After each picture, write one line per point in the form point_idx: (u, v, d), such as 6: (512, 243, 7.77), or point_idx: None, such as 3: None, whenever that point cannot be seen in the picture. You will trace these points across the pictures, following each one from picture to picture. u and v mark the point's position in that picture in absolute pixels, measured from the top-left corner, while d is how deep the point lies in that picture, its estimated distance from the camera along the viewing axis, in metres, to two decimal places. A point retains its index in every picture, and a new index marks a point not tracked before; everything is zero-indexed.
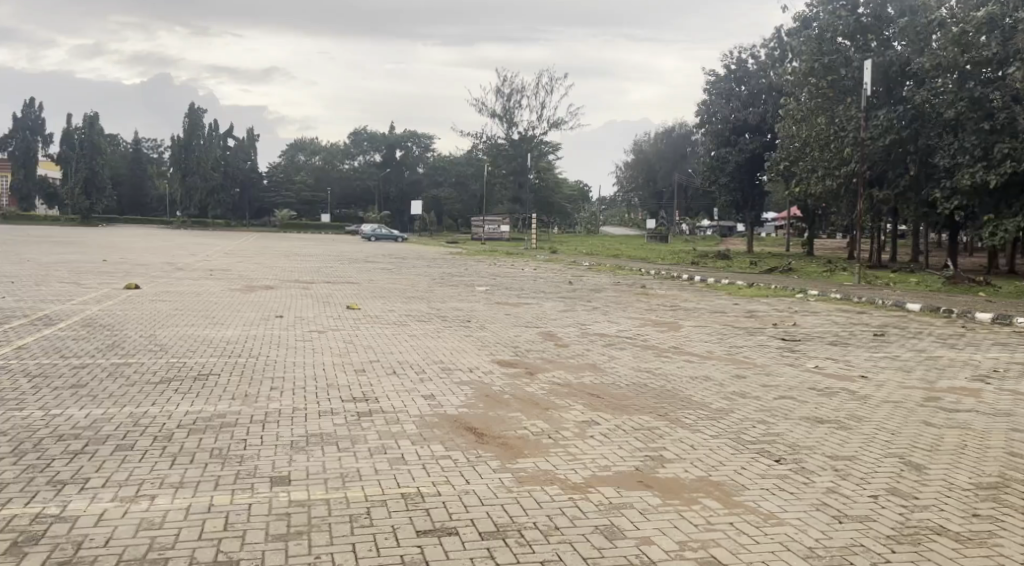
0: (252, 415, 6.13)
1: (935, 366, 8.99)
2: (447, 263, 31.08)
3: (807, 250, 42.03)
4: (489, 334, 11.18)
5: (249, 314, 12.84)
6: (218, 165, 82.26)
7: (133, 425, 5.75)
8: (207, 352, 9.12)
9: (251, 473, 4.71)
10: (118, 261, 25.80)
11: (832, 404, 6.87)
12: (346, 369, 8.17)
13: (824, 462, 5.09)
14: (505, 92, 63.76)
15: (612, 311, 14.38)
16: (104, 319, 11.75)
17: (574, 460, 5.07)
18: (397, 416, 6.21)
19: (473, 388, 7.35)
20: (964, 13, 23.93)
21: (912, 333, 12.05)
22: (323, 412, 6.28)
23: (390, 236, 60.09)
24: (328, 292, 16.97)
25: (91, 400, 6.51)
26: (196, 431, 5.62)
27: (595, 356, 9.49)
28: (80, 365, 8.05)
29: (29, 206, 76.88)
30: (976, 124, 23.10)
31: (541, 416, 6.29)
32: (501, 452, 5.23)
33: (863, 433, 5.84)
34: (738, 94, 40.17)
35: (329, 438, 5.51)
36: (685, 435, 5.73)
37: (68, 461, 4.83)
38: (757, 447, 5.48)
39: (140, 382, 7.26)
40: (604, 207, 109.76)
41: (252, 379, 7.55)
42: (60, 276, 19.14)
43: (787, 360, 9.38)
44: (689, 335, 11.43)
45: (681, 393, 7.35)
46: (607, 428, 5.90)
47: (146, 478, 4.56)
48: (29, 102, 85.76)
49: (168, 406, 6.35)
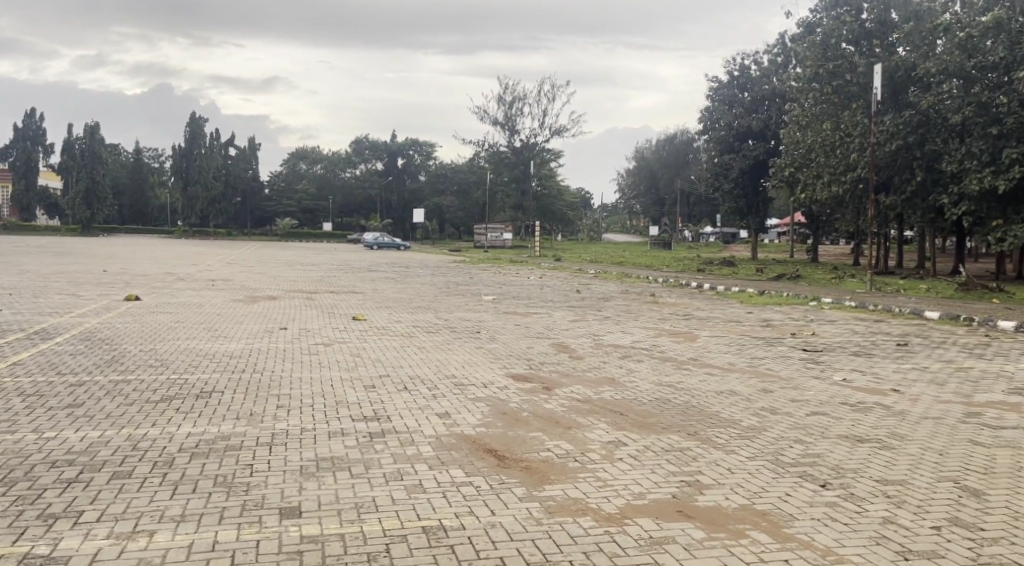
0: (257, 437, 5.80)
1: (968, 379, 8.61)
2: (451, 271, 30.69)
3: (812, 254, 41.65)
4: (501, 346, 10.84)
5: (253, 326, 12.53)
6: (219, 174, 81.85)
7: (132, 449, 5.40)
8: (209, 367, 8.75)
9: (258, 504, 4.36)
10: (119, 271, 25.45)
11: (869, 422, 6.50)
12: (355, 385, 7.81)
13: (873, 487, 4.73)
14: (506, 99, 63.40)
15: (624, 321, 14.03)
16: (104, 332, 11.43)
17: (605, 486, 4.71)
18: (412, 436, 5.86)
19: (489, 405, 7.00)
20: (970, 18, 23.82)
21: (936, 343, 11.68)
22: (333, 433, 5.94)
23: (392, 244, 59.79)
24: (333, 303, 16.64)
25: (88, 421, 6.16)
26: (199, 455, 5.28)
27: (612, 368, 9.12)
28: (77, 382, 7.69)
29: (29, 217, 76.55)
30: (983, 129, 22.60)
31: (564, 436, 5.92)
32: (525, 478, 4.88)
33: (909, 454, 5.48)
34: (741, 100, 39.85)
35: (342, 463, 5.17)
36: (720, 458, 5.37)
37: (61, 492, 4.49)
38: (798, 469, 5.13)
39: (139, 401, 6.90)
40: (605, 214, 109.51)
41: (257, 397, 7.18)
42: (59, 288, 18.78)
43: (813, 372, 9.00)
44: (706, 347, 11.06)
45: (707, 409, 6.98)
46: (635, 450, 5.54)
47: (146, 510, 4.22)
48: (28, 112, 85.23)
49: (169, 428, 6.00)
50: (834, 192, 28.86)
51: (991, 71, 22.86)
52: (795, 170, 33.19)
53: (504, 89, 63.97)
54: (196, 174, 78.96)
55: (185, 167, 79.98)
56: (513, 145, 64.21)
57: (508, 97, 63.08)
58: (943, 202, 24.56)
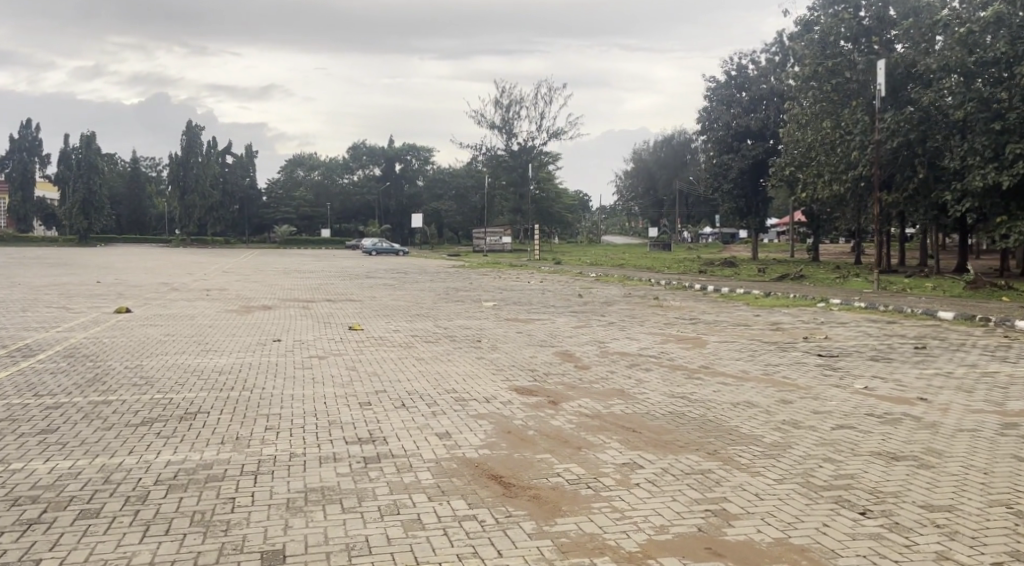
0: (242, 465, 5.34)
1: (996, 385, 8.15)
2: (451, 276, 30.27)
3: (813, 252, 41.23)
4: (503, 356, 10.37)
5: (245, 338, 12.08)
6: (216, 182, 81.47)
7: (103, 482, 4.94)
8: (195, 384, 8.30)
9: (237, 546, 3.91)
10: (113, 283, 24.95)
11: (901, 436, 6.05)
12: (350, 403, 7.35)
13: (919, 515, 4.29)
14: (503, 103, 63.06)
15: (629, 326, 13.58)
16: (89, 348, 10.95)
17: (622, 518, 4.26)
18: (410, 461, 5.41)
19: (492, 423, 6.54)
20: (970, 13, 23.44)
21: (955, 345, 11.25)
22: (325, 458, 5.49)
23: (391, 250, 59.40)
24: (329, 312, 16.17)
25: (59, 450, 5.69)
26: (177, 488, 4.83)
27: (621, 379, 8.65)
28: (53, 404, 7.23)
29: (27, 228, 76.26)
30: (985, 125, 22.15)
31: (574, 458, 5.48)
32: (535, 510, 4.42)
33: (950, 473, 5.04)
34: (739, 100, 39.46)
35: (333, 494, 4.72)
36: (746, 482, 4.91)
37: (18, 536, 4.03)
38: (832, 494, 4.68)
39: (118, 426, 6.42)
40: (604, 216, 109.35)
41: (244, 419, 6.71)
42: (49, 301, 18.30)
43: (831, 380, 8.54)
44: (716, 353, 10.63)
45: (725, 425, 6.52)
46: (654, 473, 5.09)
47: (111, 557, 3.77)
48: (25, 123, 84.74)
49: (147, 455, 5.56)
50: (835, 191, 28.37)
51: (991, 66, 22.38)
52: (796, 169, 32.82)
53: (501, 92, 63.50)
54: (193, 182, 78.67)
55: (182, 176, 79.62)
56: (510, 148, 63.76)
57: (505, 100, 62.73)
58: (945, 199, 24.03)
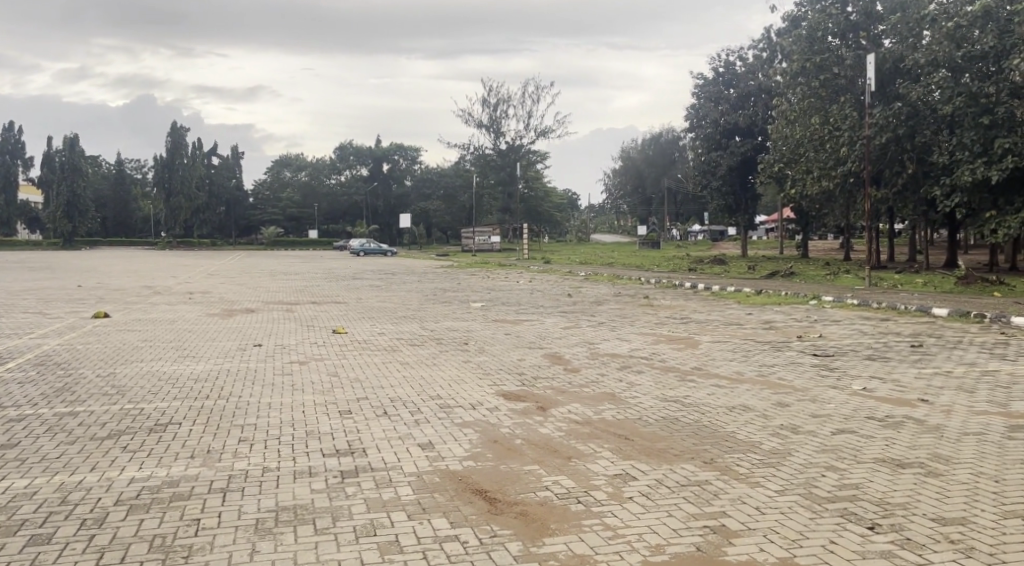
0: (212, 481, 5.03)
1: (997, 385, 7.92)
2: (438, 276, 29.92)
3: (802, 250, 41.12)
4: (491, 359, 10.07)
5: (226, 344, 11.68)
6: (202, 183, 80.70)
7: (60, 503, 4.61)
8: (169, 394, 7.94)
9: None
10: (93, 286, 24.41)
11: (905, 440, 5.79)
12: (329, 412, 7.02)
13: (932, 530, 4.02)
14: (490, 101, 62.64)
15: (619, 327, 13.29)
16: (61, 356, 10.55)
17: (616, 537, 3.98)
18: (389, 475, 5.09)
19: (478, 432, 6.23)
20: (955, 8, 23.21)
21: (950, 343, 11.07)
22: (300, 473, 5.18)
23: (379, 251, 58.88)
24: (313, 315, 15.77)
25: (16, 467, 5.34)
26: (138, 509, 4.50)
27: (612, 382, 8.38)
28: (18, 416, 6.88)
29: (10, 231, 75.21)
30: (973, 119, 21.95)
31: (564, 469, 5.18)
32: (521, 529, 4.13)
33: (961, 483, 4.76)
34: (727, 97, 39.26)
35: (306, 514, 4.41)
36: (746, 494, 4.62)
37: None
38: (837, 507, 4.40)
39: (82, 441, 6.06)
40: (592, 216, 109.32)
41: (217, 431, 6.37)
42: (26, 306, 17.84)
43: (828, 381, 8.29)
44: (709, 353, 10.35)
45: (720, 430, 6.24)
46: (648, 485, 4.80)
47: None
48: (7, 125, 83.71)
49: (110, 472, 5.22)
50: (824, 186, 28.29)
51: (980, 61, 22.26)
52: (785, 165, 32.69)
53: (489, 91, 63.09)
54: (179, 184, 77.73)
55: (167, 178, 78.55)
56: (499, 147, 63.36)
57: (493, 99, 62.39)
58: (934, 195, 23.83)
